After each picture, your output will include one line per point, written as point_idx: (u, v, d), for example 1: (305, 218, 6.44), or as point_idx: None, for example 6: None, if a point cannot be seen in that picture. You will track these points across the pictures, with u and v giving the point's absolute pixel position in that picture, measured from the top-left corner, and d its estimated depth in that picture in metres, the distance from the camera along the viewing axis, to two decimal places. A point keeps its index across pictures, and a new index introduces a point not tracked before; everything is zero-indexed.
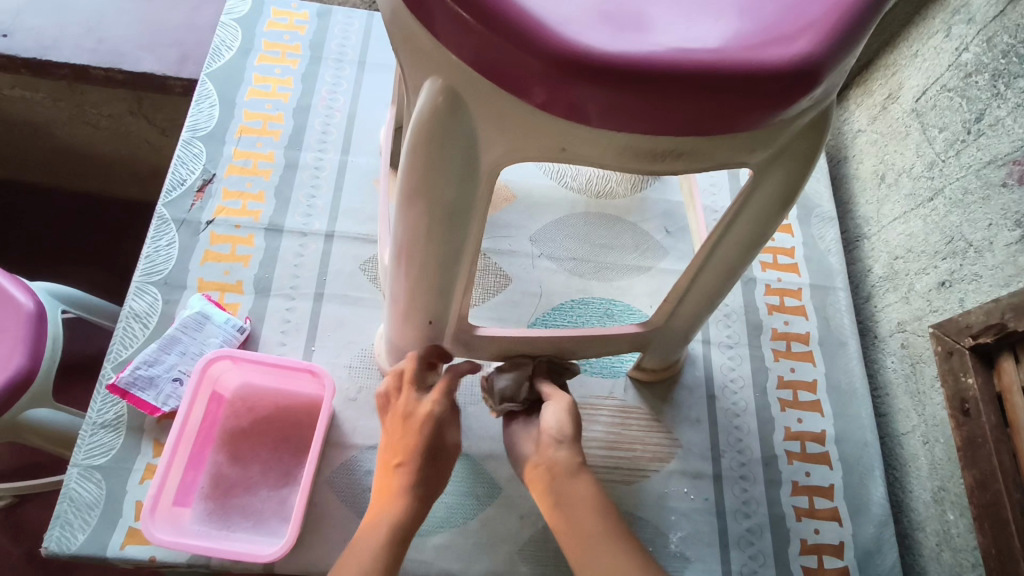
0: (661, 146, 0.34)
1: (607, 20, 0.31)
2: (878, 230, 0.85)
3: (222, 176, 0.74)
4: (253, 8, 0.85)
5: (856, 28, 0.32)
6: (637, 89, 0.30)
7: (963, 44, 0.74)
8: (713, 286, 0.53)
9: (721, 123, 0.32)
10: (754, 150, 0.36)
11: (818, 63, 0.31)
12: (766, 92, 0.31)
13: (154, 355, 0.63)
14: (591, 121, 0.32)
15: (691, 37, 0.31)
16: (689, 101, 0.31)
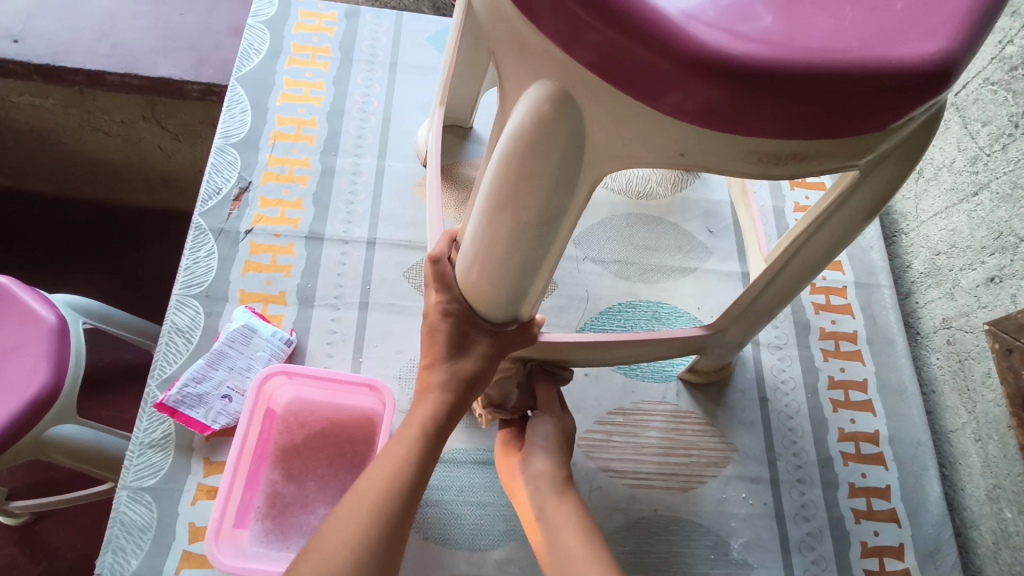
0: (789, 149, 0.32)
1: (742, 21, 0.30)
2: (917, 226, 0.85)
3: (259, 184, 0.72)
4: (280, 10, 0.83)
5: (985, 27, 0.31)
6: (775, 93, 0.29)
7: (1008, 37, 0.72)
8: (787, 288, 0.52)
9: (852, 125, 0.31)
10: (870, 153, 0.35)
11: (955, 62, 0.30)
12: (900, 92, 0.30)
13: (202, 371, 0.61)
14: (721, 126, 0.31)
15: (827, 38, 0.30)
16: (825, 102, 0.30)
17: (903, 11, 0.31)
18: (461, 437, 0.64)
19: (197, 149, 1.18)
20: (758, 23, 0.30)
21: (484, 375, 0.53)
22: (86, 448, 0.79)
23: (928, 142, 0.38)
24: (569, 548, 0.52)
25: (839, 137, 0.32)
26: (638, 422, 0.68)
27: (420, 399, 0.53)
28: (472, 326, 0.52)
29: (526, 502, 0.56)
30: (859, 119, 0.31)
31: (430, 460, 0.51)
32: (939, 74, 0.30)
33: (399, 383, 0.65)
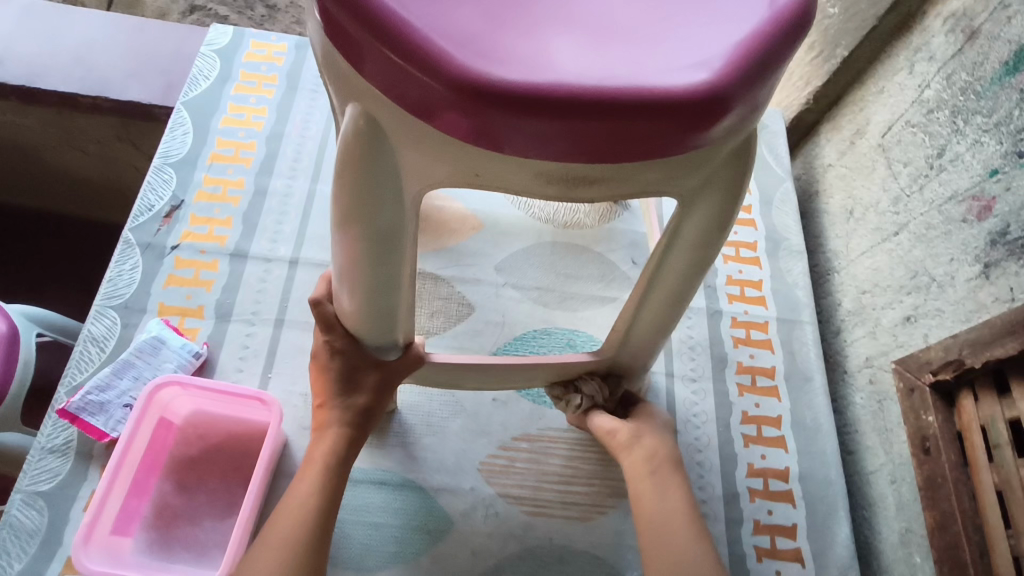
0: (573, 172, 0.34)
1: (517, 50, 0.31)
2: (847, 264, 0.85)
3: (191, 202, 0.75)
4: (233, 39, 0.87)
5: (765, 61, 0.32)
6: (543, 117, 0.31)
7: (925, 82, 0.75)
8: (661, 320, 0.52)
9: (628, 150, 0.33)
10: (670, 180, 0.36)
11: (722, 93, 0.32)
12: (666, 121, 0.31)
13: (106, 380, 0.63)
14: (502, 147, 0.33)
15: (595, 67, 0.31)
16: (590, 127, 0.31)
17: (681, 47, 0.33)
18: (361, 456, 0.65)
19: None
20: (535, 51, 0.31)
21: (380, 402, 0.56)
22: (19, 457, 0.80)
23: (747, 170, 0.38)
24: (674, 507, 0.55)
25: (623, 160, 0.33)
26: (542, 449, 0.67)
27: (321, 434, 0.55)
28: (359, 359, 0.54)
29: (638, 462, 0.58)
30: (635, 145, 0.32)
31: (338, 488, 0.53)
32: (710, 103, 0.31)
33: (304, 400, 0.66)
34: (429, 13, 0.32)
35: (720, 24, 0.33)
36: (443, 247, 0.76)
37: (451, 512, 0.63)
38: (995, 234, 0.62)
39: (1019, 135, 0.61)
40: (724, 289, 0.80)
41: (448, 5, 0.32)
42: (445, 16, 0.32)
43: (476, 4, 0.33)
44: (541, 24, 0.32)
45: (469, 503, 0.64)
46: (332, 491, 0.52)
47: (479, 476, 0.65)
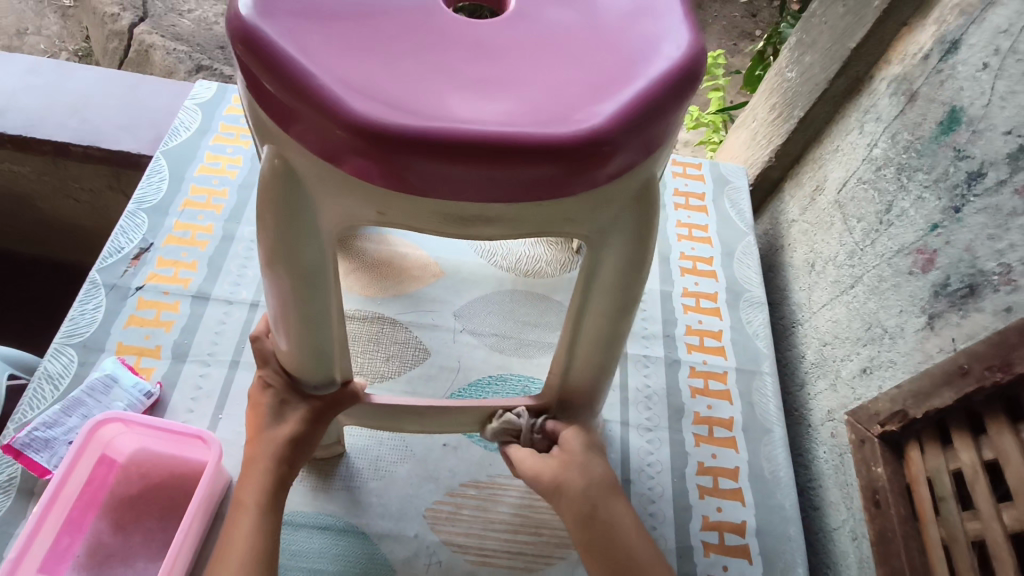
0: (468, 211, 0.36)
1: (412, 95, 0.33)
2: (810, 316, 0.85)
3: (159, 245, 0.77)
4: (216, 94, 0.92)
5: (647, 112, 0.35)
6: (432, 157, 0.33)
7: (874, 141, 0.77)
8: (593, 363, 0.53)
9: (517, 190, 0.34)
10: (569, 219, 0.38)
11: (603, 139, 0.34)
12: (550, 163, 0.33)
13: (55, 417, 0.63)
14: (397, 187, 0.35)
15: (486, 112, 0.33)
16: (479, 168, 0.33)
17: (571, 96, 0.35)
18: (305, 500, 0.64)
19: None
20: (427, 97, 0.33)
21: (312, 435, 0.55)
22: None
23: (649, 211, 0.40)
24: (627, 540, 0.52)
25: (513, 200, 0.35)
26: (490, 496, 0.66)
27: (246, 476, 0.53)
28: (292, 395, 0.55)
29: (574, 501, 0.53)
30: (523, 185, 0.34)
31: (274, 529, 0.51)
32: (590, 148, 0.33)
33: None
34: (331, 63, 0.34)
35: (608, 76, 0.36)
36: (404, 293, 0.78)
37: (393, 560, 0.62)
38: (938, 286, 0.62)
39: (956, 191, 0.62)
40: (683, 339, 0.80)
41: (352, 55, 0.34)
42: (349, 65, 0.34)
43: (381, 54, 0.35)
44: (437, 74, 0.34)
45: (412, 551, 0.62)
46: (267, 532, 0.51)
47: (424, 523, 0.64)
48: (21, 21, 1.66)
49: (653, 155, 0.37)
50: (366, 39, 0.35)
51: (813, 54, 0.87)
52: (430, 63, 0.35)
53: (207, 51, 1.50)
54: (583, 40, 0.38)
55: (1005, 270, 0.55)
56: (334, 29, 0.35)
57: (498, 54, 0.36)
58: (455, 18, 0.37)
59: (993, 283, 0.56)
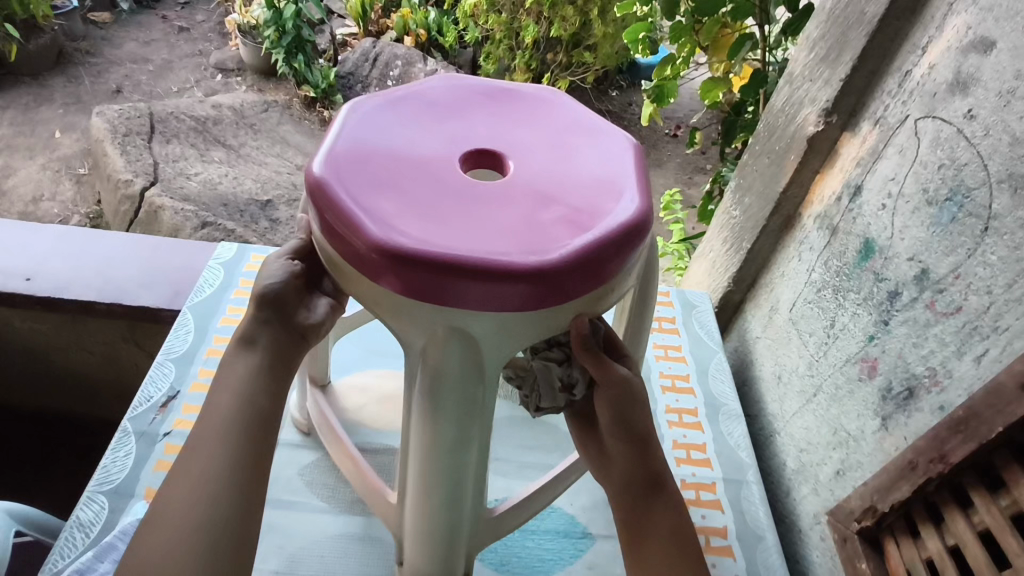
0: (331, 253, 0.50)
1: (346, 172, 0.50)
2: (785, 425, 0.93)
3: (186, 392, 0.84)
4: (236, 254, 1.04)
5: (461, 263, 0.45)
6: (320, 202, 0.48)
7: (811, 267, 0.90)
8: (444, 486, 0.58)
9: (348, 252, 0.47)
10: (379, 308, 0.48)
11: (408, 255, 0.45)
12: (366, 243, 0.46)
13: (88, 564, 0.66)
14: (312, 216, 0.50)
15: (369, 201, 0.48)
16: (334, 221, 0.47)
17: (431, 225, 0.47)
18: None
19: None
20: (354, 178, 0.49)
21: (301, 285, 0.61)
22: None
23: (462, 346, 0.48)
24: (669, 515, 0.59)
25: (353, 266, 0.47)
26: None
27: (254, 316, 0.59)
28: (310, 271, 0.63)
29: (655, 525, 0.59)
30: (354, 253, 0.47)
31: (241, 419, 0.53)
32: (421, 261, 0.45)
33: None
34: (341, 137, 0.53)
35: (481, 237, 0.47)
36: None
37: None
38: (884, 390, 0.72)
39: (882, 307, 0.74)
40: (671, 452, 0.87)
41: (356, 142, 0.53)
42: (348, 145, 0.52)
43: (372, 152, 0.52)
44: (382, 178, 0.50)
45: None
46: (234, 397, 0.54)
47: None
48: (39, 189, 1.83)
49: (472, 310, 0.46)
50: (378, 143, 0.53)
51: (751, 196, 1.03)
52: (387, 171, 0.51)
53: (214, 209, 1.67)
54: (514, 215, 0.50)
55: (932, 372, 0.65)
56: (371, 130, 0.54)
57: (441, 202, 0.49)
58: (440, 168, 0.52)
59: (925, 384, 0.66)
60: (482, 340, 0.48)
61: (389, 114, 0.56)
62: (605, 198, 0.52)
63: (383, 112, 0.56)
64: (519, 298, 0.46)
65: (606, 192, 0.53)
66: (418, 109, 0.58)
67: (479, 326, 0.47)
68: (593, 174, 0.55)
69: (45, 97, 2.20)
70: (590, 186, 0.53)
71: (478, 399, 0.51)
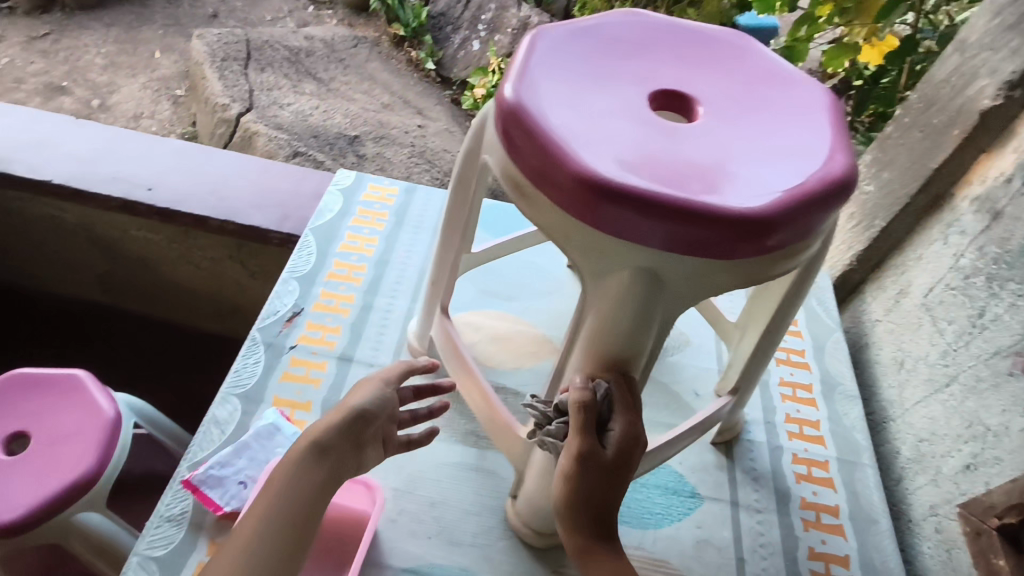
0: (517, 180, 0.49)
1: (543, 98, 0.48)
2: (902, 413, 0.89)
3: (308, 310, 0.87)
4: (354, 182, 1.04)
5: (663, 204, 0.43)
6: (517, 126, 0.47)
7: (959, 252, 0.84)
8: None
9: (543, 181, 0.47)
10: (566, 242, 0.48)
11: (610, 189, 0.44)
12: (565, 173, 0.45)
13: (227, 458, 0.71)
14: (501, 140, 0.50)
15: (569, 131, 0.47)
16: (530, 148, 0.47)
17: (631, 162, 0.45)
18: (442, 552, 0.69)
19: (269, 286, 1.37)
20: (550, 106, 0.48)
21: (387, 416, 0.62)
22: (98, 537, 0.90)
23: (647, 292, 0.47)
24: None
25: (549, 196, 0.47)
26: None
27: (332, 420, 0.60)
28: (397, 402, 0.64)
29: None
30: (549, 183, 0.46)
31: (284, 530, 0.52)
32: (622, 196, 0.43)
33: (394, 494, 0.72)
34: (534, 63, 0.51)
35: (680, 179, 0.45)
36: (522, 367, 0.84)
37: None
38: None
39: None
40: (783, 426, 0.85)
41: (550, 67, 0.51)
42: (541, 70, 0.50)
43: (566, 80, 0.50)
44: (578, 108, 0.49)
45: None
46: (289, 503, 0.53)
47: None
48: (139, 106, 1.86)
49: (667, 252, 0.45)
50: (571, 72, 0.51)
51: (892, 170, 0.95)
52: (582, 101, 0.49)
53: (305, 139, 1.59)
54: (711, 160, 0.47)
55: None
56: (562, 58, 0.52)
57: (641, 139, 0.47)
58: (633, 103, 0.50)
59: None
60: (670, 287, 0.47)
61: (578, 43, 0.54)
62: (807, 152, 0.49)
63: (573, 41, 0.54)
64: (716, 246, 0.45)
65: (804, 147, 0.50)
66: (606, 42, 0.55)
67: (671, 271, 0.46)
68: (791, 125, 0.51)
69: (147, 16, 2.18)
70: (787, 137, 0.50)
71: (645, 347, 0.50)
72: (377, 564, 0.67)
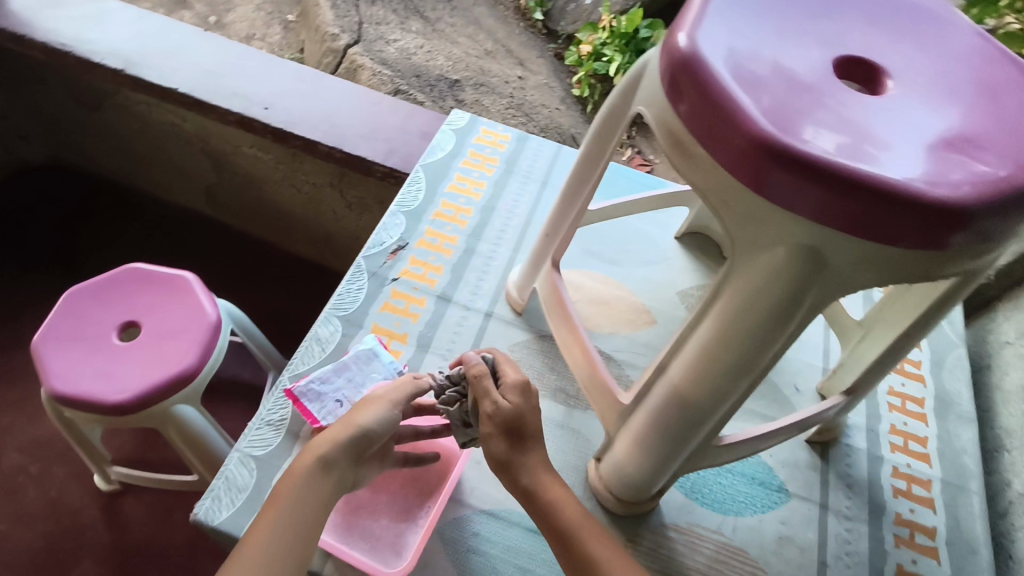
0: (679, 134, 0.47)
1: (722, 50, 0.46)
2: (1020, 445, 0.82)
3: (413, 246, 0.87)
4: (468, 124, 1.03)
5: (842, 177, 0.40)
6: (691, 76, 0.45)
7: None
8: (689, 412, 0.55)
9: (710, 136, 0.44)
10: (723, 206, 0.46)
11: (786, 154, 0.41)
12: (738, 130, 0.42)
13: (328, 375, 0.72)
14: (668, 90, 0.48)
15: (746, 87, 0.44)
16: (702, 101, 0.44)
17: (811, 129, 0.42)
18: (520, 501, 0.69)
19: (364, 219, 1.39)
20: (728, 59, 0.45)
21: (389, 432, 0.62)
22: (192, 429, 0.95)
23: (805, 272, 0.43)
24: None
25: (713, 154, 0.45)
26: (688, 542, 0.69)
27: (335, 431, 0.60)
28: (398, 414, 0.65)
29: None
30: (717, 140, 0.44)
31: (294, 540, 0.53)
32: (798, 163, 0.41)
33: None
34: (715, 12, 0.48)
35: (863, 153, 0.42)
36: (618, 333, 0.82)
37: None
38: None
39: None
40: (886, 436, 0.80)
41: (731, 18, 0.48)
42: (722, 21, 0.47)
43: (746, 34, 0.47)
44: (757, 65, 0.45)
45: None
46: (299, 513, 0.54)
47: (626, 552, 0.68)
48: (253, 27, 1.87)
49: (832, 229, 0.42)
50: (751, 26, 0.48)
51: None
52: (761, 58, 0.46)
53: (407, 77, 1.46)
54: (898, 139, 0.43)
55: None
56: (743, 10, 0.49)
57: (823, 107, 0.44)
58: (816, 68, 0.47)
59: None
60: (832, 268, 0.44)
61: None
62: (1009, 147, 0.44)
63: None
64: (890, 228, 0.41)
65: (1003, 138, 0.45)
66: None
67: (837, 251, 0.43)
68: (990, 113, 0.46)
69: None
70: (984, 126, 0.46)
71: (788, 330, 0.46)
72: (456, 500, 0.69)
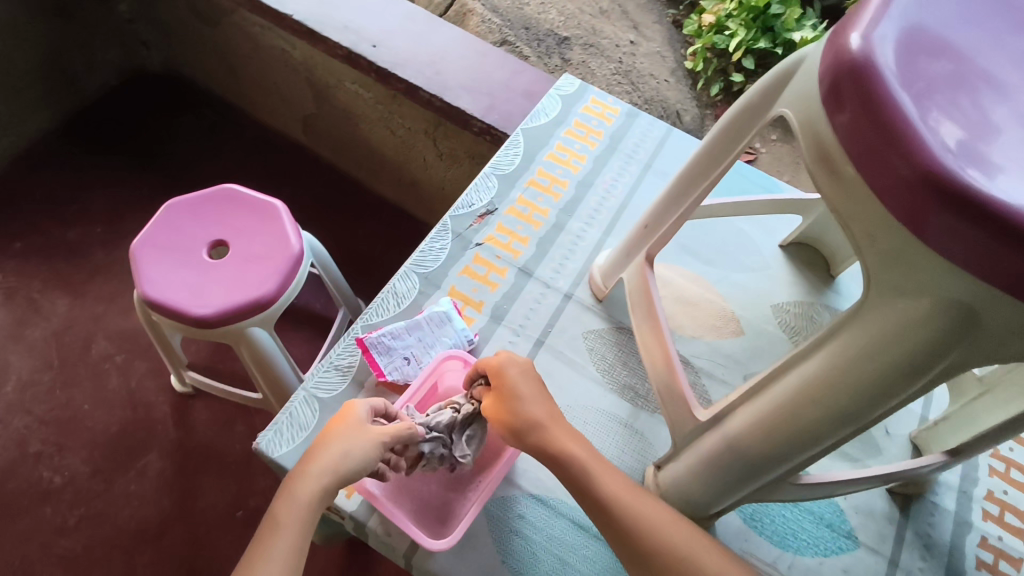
0: (829, 149, 0.42)
1: (900, 61, 0.39)
2: None
3: (502, 212, 0.84)
4: (577, 91, 0.98)
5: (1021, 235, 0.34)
6: (857, 85, 0.39)
7: None
8: (773, 447, 0.51)
9: (867, 158, 0.39)
10: (866, 238, 0.40)
11: (957, 197, 0.35)
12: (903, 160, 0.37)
13: (399, 331, 0.72)
14: (824, 96, 0.42)
15: (921, 110, 0.38)
16: (866, 118, 0.39)
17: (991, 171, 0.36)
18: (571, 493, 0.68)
19: (452, 170, 1.37)
20: (905, 73, 0.39)
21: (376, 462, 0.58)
22: (259, 349, 0.99)
23: (950, 330, 0.38)
24: None
25: (866, 178, 0.39)
26: None
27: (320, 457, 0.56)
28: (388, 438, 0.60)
29: None
30: (875, 165, 0.39)
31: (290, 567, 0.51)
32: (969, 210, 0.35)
33: None
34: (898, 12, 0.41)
35: None
36: (700, 338, 0.77)
37: None
38: None
39: None
40: (979, 502, 0.72)
41: (914, 23, 0.41)
42: (904, 25, 0.41)
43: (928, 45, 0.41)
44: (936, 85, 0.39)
45: None
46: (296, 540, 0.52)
47: None
48: None
49: (995, 289, 0.36)
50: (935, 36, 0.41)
51: None
52: (942, 78, 0.40)
53: (516, 28, 1.41)
54: None
55: None
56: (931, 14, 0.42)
57: (1007, 146, 0.38)
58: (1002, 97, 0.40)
59: None
60: (984, 331, 0.38)
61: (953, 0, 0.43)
62: None
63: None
64: None
65: None
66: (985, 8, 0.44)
67: (997, 315, 0.37)
68: None
69: None
70: None
71: (912, 387, 0.42)
72: (507, 479, 0.68)
